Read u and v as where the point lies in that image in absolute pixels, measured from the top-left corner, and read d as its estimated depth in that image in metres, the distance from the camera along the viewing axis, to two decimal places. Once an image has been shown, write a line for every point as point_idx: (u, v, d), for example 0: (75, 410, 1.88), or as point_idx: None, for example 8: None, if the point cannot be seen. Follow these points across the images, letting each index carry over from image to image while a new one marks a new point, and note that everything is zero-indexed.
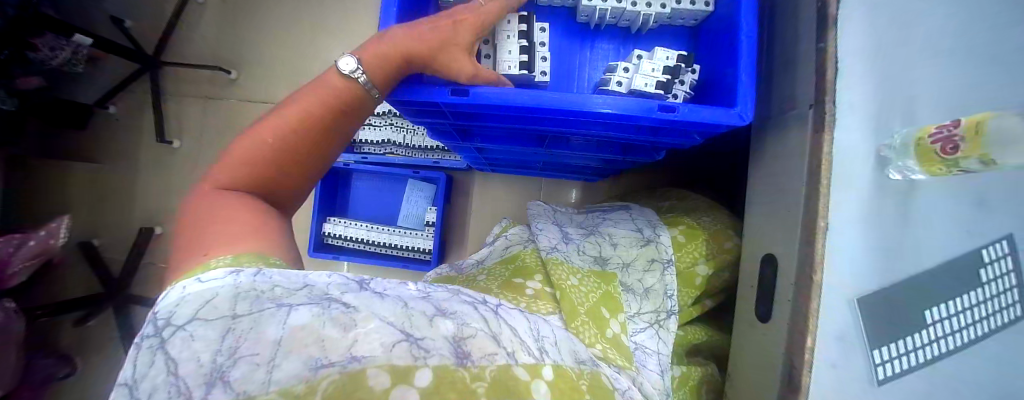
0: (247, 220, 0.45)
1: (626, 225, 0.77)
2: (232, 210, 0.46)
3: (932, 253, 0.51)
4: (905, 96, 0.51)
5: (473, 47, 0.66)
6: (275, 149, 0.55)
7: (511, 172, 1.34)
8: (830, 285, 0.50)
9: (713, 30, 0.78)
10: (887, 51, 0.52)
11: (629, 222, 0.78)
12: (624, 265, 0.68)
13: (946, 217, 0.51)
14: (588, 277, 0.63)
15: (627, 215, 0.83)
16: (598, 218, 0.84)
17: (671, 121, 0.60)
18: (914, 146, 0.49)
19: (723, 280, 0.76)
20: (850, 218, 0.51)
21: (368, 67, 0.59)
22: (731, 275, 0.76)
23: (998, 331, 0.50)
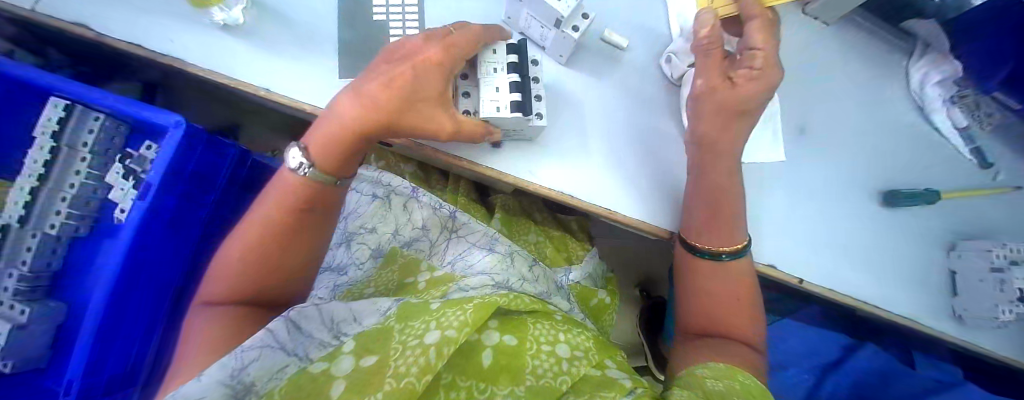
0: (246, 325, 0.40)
1: (432, 220, 0.61)
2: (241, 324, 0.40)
3: (851, 221, 0.52)
4: (625, 130, 0.50)
5: (100, 136, 0.54)
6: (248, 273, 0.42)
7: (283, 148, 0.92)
8: (824, 278, 0.50)
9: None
10: (594, 104, 0.51)
11: (434, 219, 0.61)
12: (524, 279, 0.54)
13: (839, 192, 0.53)
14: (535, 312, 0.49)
15: (399, 199, 0.63)
16: (402, 208, 0.62)
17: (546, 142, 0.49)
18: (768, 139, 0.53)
19: (564, 258, 0.68)
20: (791, 241, 0.50)
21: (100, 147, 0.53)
22: (561, 256, 0.68)
23: (971, 224, 0.54)
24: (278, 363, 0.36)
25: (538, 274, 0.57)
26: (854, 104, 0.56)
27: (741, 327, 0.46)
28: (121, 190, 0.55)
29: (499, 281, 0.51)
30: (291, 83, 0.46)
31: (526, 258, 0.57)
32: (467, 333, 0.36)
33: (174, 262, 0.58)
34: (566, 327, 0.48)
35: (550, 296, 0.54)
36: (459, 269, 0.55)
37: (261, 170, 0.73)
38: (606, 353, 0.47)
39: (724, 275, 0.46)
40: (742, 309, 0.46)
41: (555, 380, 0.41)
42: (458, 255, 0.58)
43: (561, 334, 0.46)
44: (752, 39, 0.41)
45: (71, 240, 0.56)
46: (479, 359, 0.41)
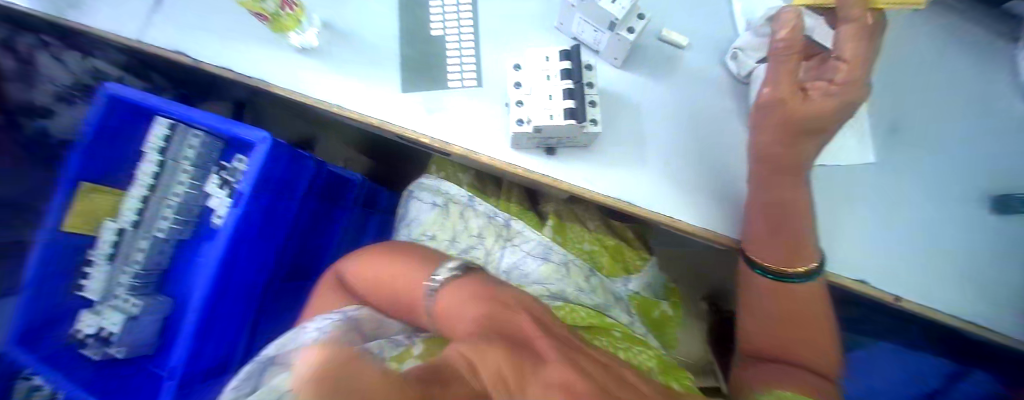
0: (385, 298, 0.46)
1: (487, 228, 0.61)
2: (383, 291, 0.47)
3: (957, 231, 0.45)
4: (687, 132, 0.48)
5: (199, 150, 0.61)
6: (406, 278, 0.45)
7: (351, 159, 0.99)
8: (927, 296, 0.43)
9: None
10: (652, 106, 0.49)
11: (488, 228, 0.61)
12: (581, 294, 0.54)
13: (940, 197, 0.46)
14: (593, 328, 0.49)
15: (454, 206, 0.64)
16: (458, 218, 0.63)
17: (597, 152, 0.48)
18: (849, 139, 0.48)
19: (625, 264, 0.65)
20: (879, 253, 0.44)
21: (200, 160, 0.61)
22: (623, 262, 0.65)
23: None
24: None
25: (596, 284, 0.57)
26: (956, 100, 0.49)
27: (815, 356, 0.40)
28: (217, 198, 0.62)
29: (554, 290, 0.54)
30: (357, 98, 0.50)
31: (582, 269, 0.57)
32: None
33: (259, 267, 0.64)
34: (627, 345, 0.48)
35: (609, 309, 0.55)
36: (515, 278, 0.57)
37: (337, 180, 0.78)
38: (671, 376, 0.46)
39: (795, 295, 0.41)
40: (815, 333, 0.41)
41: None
42: (513, 263, 0.58)
43: (622, 351, 0.47)
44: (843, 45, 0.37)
45: (178, 241, 0.63)
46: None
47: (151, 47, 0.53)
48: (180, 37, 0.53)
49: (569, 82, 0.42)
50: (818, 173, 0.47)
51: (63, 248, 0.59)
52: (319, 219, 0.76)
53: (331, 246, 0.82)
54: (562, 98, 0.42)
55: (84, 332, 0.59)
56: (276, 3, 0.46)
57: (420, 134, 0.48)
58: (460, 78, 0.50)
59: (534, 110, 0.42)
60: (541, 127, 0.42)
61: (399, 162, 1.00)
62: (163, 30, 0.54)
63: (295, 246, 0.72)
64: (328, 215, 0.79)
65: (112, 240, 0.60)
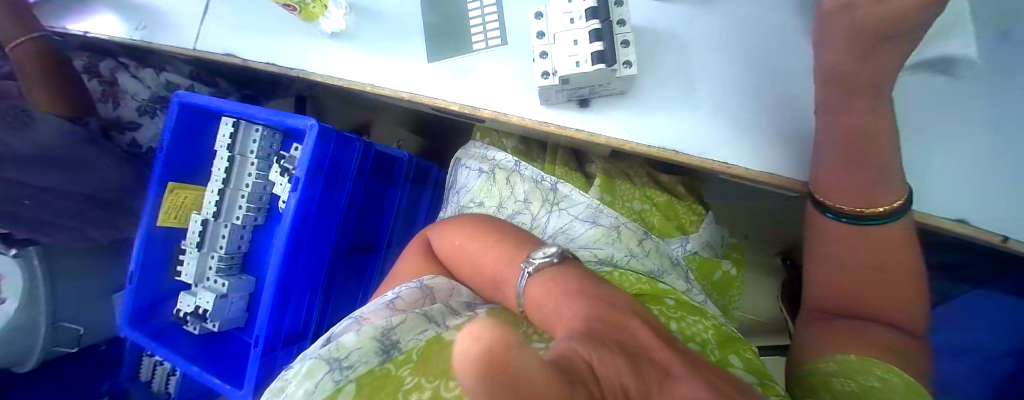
0: (468, 265, 0.48)
1: (534, 190, 0.59)
2: (467, 262, 0.48)
3: None
4: (744, 62, 0.42)
5: (262, 142, 0.67)
6: (485, 253, 0.45)
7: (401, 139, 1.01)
8: None
9: None
10: (698, 38, 0.44)
11: (535, 190, 0.59)
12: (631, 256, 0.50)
13: None
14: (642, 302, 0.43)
15: (501, 171, 0.63)
16: (506, 183, 0.61)
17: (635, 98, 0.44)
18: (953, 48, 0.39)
19: (683, 221, 0.60)
20: (992, 184, 0.37)
21: (262, 151, 0.66)
22: (679, 219, 0.60)
23: None
24: (422, 325, 0.43)
25: (649, 249, 0.51)
26: None
27: (897, 311, 0.36)
28: (280, 185, 0.68)
29: (602, 256, 0.49)
30: (388, 74, 0.50)
31: (634, 233, 0.53)
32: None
33: (324, 245, 0.69)
34: (680, 315, 0.42)
35: (663, 275, 0.49)
36: (561, 242, 0.54)
37: (387, 158, 0.81)
38: (729, 348, 0.38)
39: (876, 244, 0.35)
40: (900, 288, 0.36)
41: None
42: (561, 227, 0.56)
43: (677, 324, 0.40)
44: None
45: (254, 227, 0.71)
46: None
47: (205, 52, 0.57)
48: (227, 39, 0.56)
49: (595, 22, 0.39)
50: (900, 84, 0.39)
51: (156, 241, 0.68)
52: (373, 197, 0.80)
53: (388, 222, 0.86)
54: (590, 40, 0.39)
55: (184, 311, 0.68)
56: None
57: (451, 102, 0.48)
58: (485, 39, 0.48)
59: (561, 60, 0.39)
60: (568, 78, 0.39)
61: (444, 138, 1.01)
62: (212, 34, 0.57)
63: (355, 224, 0.77)
64: (382, 195, 0.83)
65: (198, 231, 0.67)
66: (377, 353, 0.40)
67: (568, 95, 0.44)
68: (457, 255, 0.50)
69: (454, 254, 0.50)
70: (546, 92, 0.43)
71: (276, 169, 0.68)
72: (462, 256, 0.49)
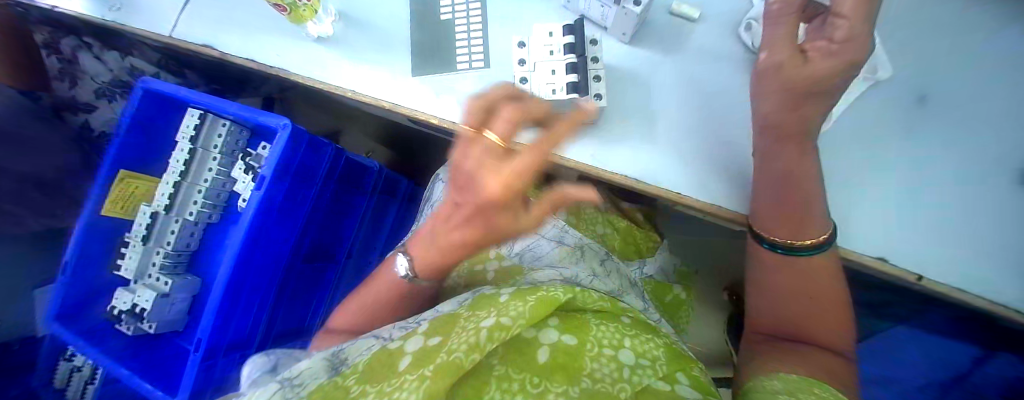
0: (383, 296, 0.49)
1: None
2: (378, 292, 0.49)
3: (985, 203, 0.43)
4: (698, 105, 0.48)
5: (227, 137, 0.65)
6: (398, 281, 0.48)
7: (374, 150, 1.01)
8: (945, 271, 0.42)
9: None
10: (659, 81, 0.49)
11: None
12: (594, 276, 0.51)
13: (966, 170, 0.44)
14: (605, 320, 0.45)
15: None
16: None
17: (602, 127, 0.48)
18: (866, 111, 0.46)
19: (642, 249, 0.64)
20: (895, 228, 0.43)
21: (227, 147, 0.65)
22: (638, 247, 0.65)
23: None
24: (367, 344, 0.41)
25: (609, 268, 0.55)
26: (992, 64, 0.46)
27: (824, 335, 0.41)
28: (243, 182, 0.66)
29: (567, 275, 0.50)
30: (370, 83, 0.52)
31: (597, 252, 0.57)
32: (521, 325, 0.38)
33: (281, 248, 0.67)
34: (635, 333, 0.44)
35: (623, 295, 0.52)
36: (527, 260, 0.54)
37: (358, 167, 0.81)
38: (677, 366, 0.41)
39: (801, 271, 0.41)
40: (826, 311, 0.41)
41: (613, 387, 0.37)
42: (525, 246, 0.56)
43: (628, 340, 0.42)
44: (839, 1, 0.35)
45: (207, 225, 0.68)
46: (534, 356, 0.39)
47: (180, 41, 0.56)
48: (205, 31, 0.56)
49: (571, 56, 0.45)
50: (824, 137, 0.46)
51: (99, 232, 0.63)
52: (339, 204, 0.79)
53: (351, 230, 0.85)
54: (565, 71, 0.45)
55: (118, 309, 0.63)
56: None
57: (430, 115, 0.50)
58: (470, 61, 0.51)
59: (540, 85, 0.44)
60: (544, 103, 0.42)
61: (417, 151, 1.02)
62: (189, 25, 0.56)
63: (316, 230, 0.75)
64: (348, 202, 0.82)
65: (145, 223, 0.64)
66: (326, 371, 0.38)
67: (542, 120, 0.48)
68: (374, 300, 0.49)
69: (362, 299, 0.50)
70: None
71: (241, 166, 0.66)
72: (382, 295, 0.49)
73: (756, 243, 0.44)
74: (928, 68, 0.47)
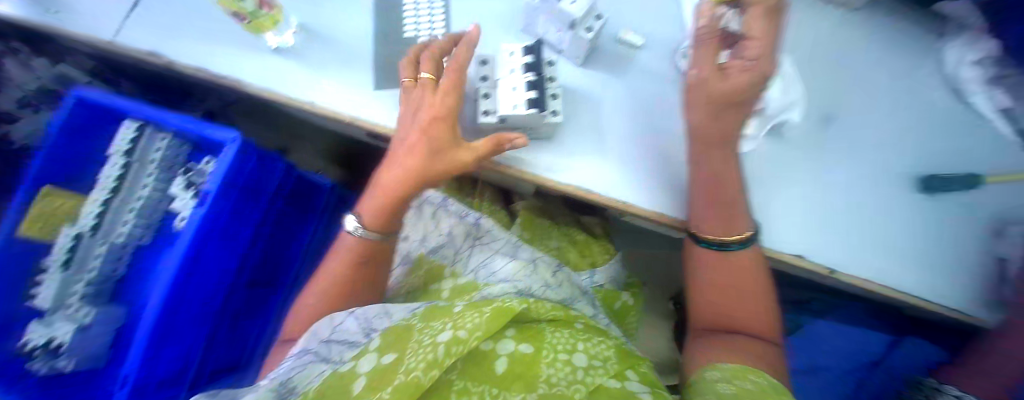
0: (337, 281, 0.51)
1: (458, 227, 0.60)
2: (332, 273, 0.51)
3: (881, 210, 0.51)
4: (645, 123, 0.52)
5: (168, 152, 0.60)
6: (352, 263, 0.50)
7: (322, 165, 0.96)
8: (854, 269, 0.48)
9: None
10: (611, 100, 0.53)
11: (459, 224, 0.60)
12: (547, 286, 0.52)
13: (867, 183, 0.51)
14: (559, 328, 0.46)
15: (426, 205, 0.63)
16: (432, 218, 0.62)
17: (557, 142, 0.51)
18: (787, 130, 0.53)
19: (596, 261, 0.66)
20: (817, 232, 0.49)
21: (165, 160, 0.60)
22: (591, 258, 0.66)
23: (1010, 213, 0.52)
24: (316, 369, 0.40)
25: (562, 279, 0.55)
26: (882, 95, 0.55)
27: (751, 326, 0.46)
28: (183, 200, 0.61)
29: (522, 288, 0.50)
30: (330, 95, 0.51)
31: (549, 266, 0.55)
32: (477, 338, 0.39)
33: (221, 272, 0.60)
34: (586, 337, 0.46)
35: (574, 302, 0.53)
36: (482, 277, 0.55)
37: (308, 185, 0.78)
38: (626, 363, 0.43)
39: (731, 267, 0.46)
40: (750, 302, 0.46)
41: (568, 390, 0.38)
42: (482, 262, 0.57)
43: (581, 343, 0.44)
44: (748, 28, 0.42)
45: (136, 248, 0.61)
46: (493, 366, 0.40)
47: (123, 47, 0.52)
48: (151, 36, 0.52)
49: (531, 75, 0.45)
50: (746, 152, 0.51)
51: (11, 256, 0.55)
52: (284, 223, 0.76)
53: (297, 251, 0.81)
54: (525, 88, 0.45)
55: (31, 344, 0.55)
56: (255, 2, 0.46)
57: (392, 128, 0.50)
58: None
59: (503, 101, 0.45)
60: (506, 116, 0.45)
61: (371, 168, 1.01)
62: (136, 29, 0.53)
63: (258, 250, 0.70)
64: (294, 220, 0.78)
65: (67, 245, 0.56)
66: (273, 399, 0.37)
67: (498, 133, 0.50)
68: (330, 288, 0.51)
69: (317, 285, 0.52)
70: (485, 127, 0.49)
71: (181, 183, 0.61)
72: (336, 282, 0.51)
73: (692, 242, 0.48)
74: (834, 94, 0.54)
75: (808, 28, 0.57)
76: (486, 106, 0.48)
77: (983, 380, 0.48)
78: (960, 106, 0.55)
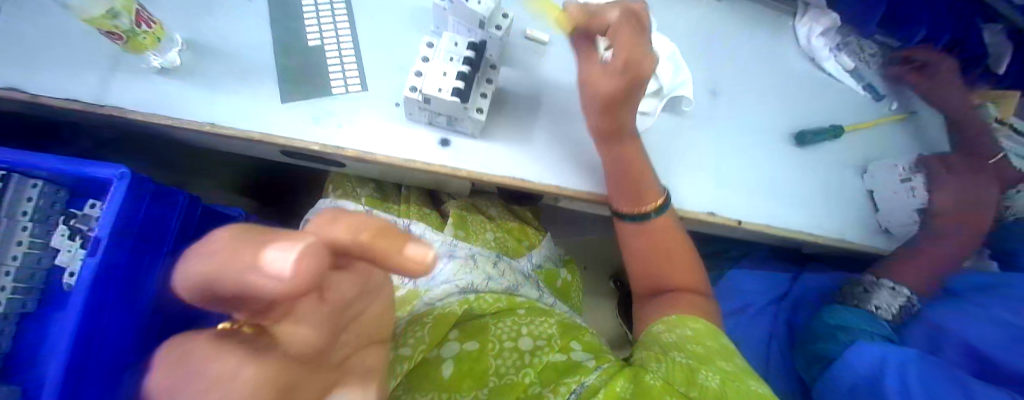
0: None
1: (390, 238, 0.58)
2: None
3: (772, 164, 0.58)
4: (561, 108, 0.55)
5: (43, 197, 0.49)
6: None
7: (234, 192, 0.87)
8: (757, 218, 0.55)
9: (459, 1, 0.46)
10: (527, 90, 0.55)
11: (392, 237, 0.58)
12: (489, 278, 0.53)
13: (756, 142, 0.58)
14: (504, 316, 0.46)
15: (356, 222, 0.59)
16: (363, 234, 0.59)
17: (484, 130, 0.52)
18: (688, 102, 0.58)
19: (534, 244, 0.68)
20: (724, 190, 0.55)
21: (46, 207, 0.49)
22: (530, 243, 0.68)
23: (867, 153, 0.62)
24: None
25: (503, 268, 0.56)
26: (760, 64, 0.62)
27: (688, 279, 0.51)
28: (70, 252, 0.51)
29: (464, 285, 0.50)
30: (236, 115, 0.48)
31: (489, 258, 0.57)
32: (422, 350, 0.39)
33: (134, 326, 0.53)
34: (531, 319, 0.47)
35: (518, 288, 0.54)
36: (421, 284, 0.51)
37: (217, 216, 0.68)
38: (570, 336, 0.46)
39: (655, 238, 0.51)
40: (679, 264, 0.51)
41: (517, 375, 0.40)
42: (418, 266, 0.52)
43: (524, 327, 0.45)
44: (597, 23, 0.46)
45: (19, 318, 0.49)
46: (438, 374, 0.40)
47: None
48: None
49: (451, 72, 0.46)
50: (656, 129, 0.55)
51: None
52: None
53: None
54: (455, 76, 0.46)
55: None
56: (131, 19, 0.42)
57: (310, 142, 0.48)
58: (345, 85, 0.51)
59: (428, 84, 0.45)
60: (430, 98, 0.45)
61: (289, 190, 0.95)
62: None
63: None
64: None
65: None
66: None
67: (422, 116, 0.49)
68: None
69: None
70: (409, 107, 0.48)
71: (65, 233, 0.51)
72: None
73: (619, 219, 0.52)
74: (722, 66, 0.61)
75: (693, 7, 0.62)
76: (410, 84, 0.46)
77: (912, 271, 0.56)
78: (816, 70, 0.64)
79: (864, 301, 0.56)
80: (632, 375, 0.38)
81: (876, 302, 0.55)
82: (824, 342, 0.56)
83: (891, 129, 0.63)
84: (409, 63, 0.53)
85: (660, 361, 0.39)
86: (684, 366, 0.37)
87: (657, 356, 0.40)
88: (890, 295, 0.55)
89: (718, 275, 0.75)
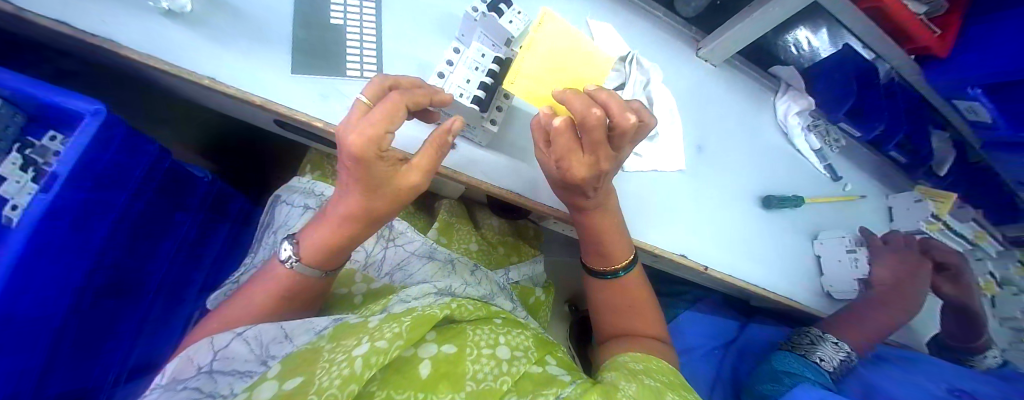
0: (268, 298, 0.44)
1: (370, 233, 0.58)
2: (262, 288, 0.45)
3: (742, 221, 0.64)
4: None
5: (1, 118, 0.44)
6: (296, 289, 0.46)
7: (194, 149, 0.81)
8: (722, 267, 0.60)
9: (550, 32, 0.45)
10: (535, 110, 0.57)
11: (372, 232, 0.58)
12: (466, 284, 0.53)
13: (730, 200, 0.64)
14: (484, 324, 0.46)
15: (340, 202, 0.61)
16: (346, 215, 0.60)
17: (492, 140, 0.53)
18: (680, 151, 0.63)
19: (512, 256, 0.71)
20: (698, 239, 0.60)
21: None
22: (508, 256, 0.70)
23: (819, 225, 0.69)
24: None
25: (480, 277, 0.57)
26: (743, 130, 0.68)
27: (648, 325, 0.57)
28: (17, 184, 0.43)
29: (441, 287, 0.50)
30: (241, 74, 0.46)
31: (467, 265, 0.59)
32: (399, 347, 0.37)
33: (72, 277, 0.48)
34: (507, 330, 0.48)
35: (493, 298, 0.54)
36: (398, 279, 0.55)
37: (184, 177, 0.63)
38: (546, 351, 0.48)
39: (614, 291, 0.58)
40: (641, 313, 0.58)
41: (495, 382, 0.40)
42: (396, 265, 0.57)
43: (502, 337, 0.46)
44: (584, 116, 0.38)
45: None
46: (416, 372, 0.39)
47: None
48: None
49: (486, 83, 0.50)
50: (648, 171, 0.59)
51: None
52: (160, 221, 0.61)
53: (164, 256, 0.64)
54: (478, 86, 0.50)
55: None
56: None
57: (316, 118, 0.47)
58: (360, 69, 0.51)
59: (450, 87, 0.49)
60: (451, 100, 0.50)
61: (256, 160, 0.90)
62: None
63: (127, 254, 0.56)
64: (172, 217, 0.63)
65: None
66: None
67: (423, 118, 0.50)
68: (265, 308, 0.44)
69: (232, 302, 0.44)
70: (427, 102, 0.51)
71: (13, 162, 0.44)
72: (271, 297, 0.45)
73: (595, 270, 0.58)
74: (712, 124, 0.66)
75: (694, 66, 0.68)
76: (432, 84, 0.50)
77: (858, 338, 0.60)
78: (788, 144, 0.71)
79: (809, 352, 0.59)
80: (608, 391, 0.40)
81: (820, 354, 0.59)
82: (769, 384, 0.58)
83: (841, 207, 0.72)
84: (427, 61, 0.54)
85: (634, 383, 0.42)
86: (652, 388, 0.42)
87: (627, 376, 0.44)
88: (833, 349, 0.59)
89: (672, 315, 0.79)
